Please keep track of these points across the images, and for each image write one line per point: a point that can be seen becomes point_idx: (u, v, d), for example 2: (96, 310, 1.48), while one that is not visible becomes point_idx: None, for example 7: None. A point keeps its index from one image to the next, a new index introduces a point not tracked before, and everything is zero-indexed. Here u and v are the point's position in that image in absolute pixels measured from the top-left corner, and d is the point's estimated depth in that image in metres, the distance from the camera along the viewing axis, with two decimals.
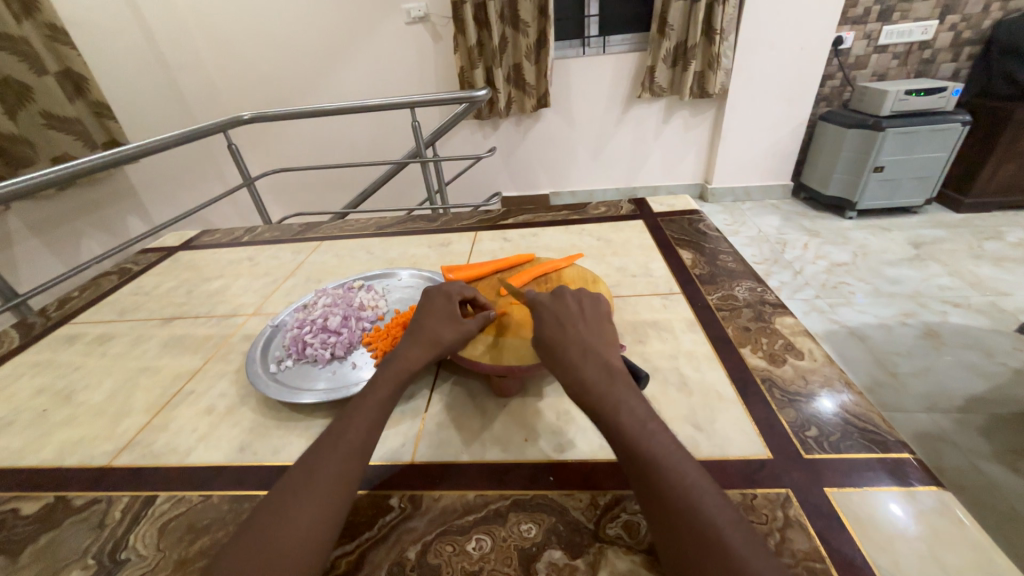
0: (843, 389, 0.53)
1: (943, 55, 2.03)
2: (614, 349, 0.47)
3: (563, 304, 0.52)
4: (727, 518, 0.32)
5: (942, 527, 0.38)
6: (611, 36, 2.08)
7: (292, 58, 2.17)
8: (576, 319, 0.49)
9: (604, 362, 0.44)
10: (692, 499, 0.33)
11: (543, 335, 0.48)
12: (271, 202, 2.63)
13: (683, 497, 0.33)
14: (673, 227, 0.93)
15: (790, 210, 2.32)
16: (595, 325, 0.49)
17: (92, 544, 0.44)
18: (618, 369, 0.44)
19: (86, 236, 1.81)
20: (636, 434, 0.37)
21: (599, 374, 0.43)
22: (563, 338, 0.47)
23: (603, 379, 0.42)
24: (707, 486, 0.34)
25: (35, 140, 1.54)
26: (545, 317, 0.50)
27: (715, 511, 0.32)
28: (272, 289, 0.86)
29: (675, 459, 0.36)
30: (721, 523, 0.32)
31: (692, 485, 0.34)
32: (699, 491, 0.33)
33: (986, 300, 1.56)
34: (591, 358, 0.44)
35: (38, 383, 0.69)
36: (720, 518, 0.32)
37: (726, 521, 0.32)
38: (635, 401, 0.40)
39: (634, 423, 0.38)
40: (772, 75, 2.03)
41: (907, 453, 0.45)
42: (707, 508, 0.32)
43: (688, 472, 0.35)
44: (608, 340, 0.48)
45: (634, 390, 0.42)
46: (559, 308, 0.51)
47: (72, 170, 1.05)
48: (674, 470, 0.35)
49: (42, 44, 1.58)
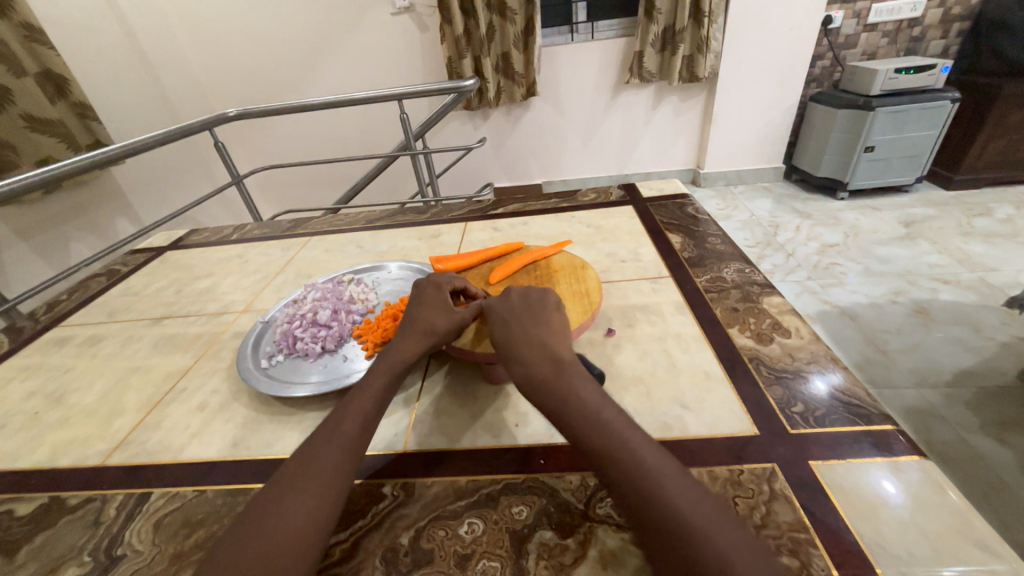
0: (829, 365, 0.54)
1: (932, 32, 2.02)
2: (564, 339, 0.47)
3: (506, 301, 0.52)
4: (694, 501, 0.32)
5: (923, 496, 0.39)
6: (600, 21, 2.05)
7: (276, 52, 2.13)
8: (521, 313, 0.50)
9: (555, 355, 0.44)
10: (659, 485, 0.33)
11: (494, 338, 0.49)
12: (261, 200, 2.60)
13: (648, 485, 0.33)
14: (662, 212, 0.93)
15: (782, 192, 2.32)
16: (542, 315, 0.49)
17: (88, 542, 0.44)
18: (567, 359, 0.44)
19: (75, 239, 1.80)
20: (593, 425, 0.37)
21: (546, 371, 0.43)
22: (511, 337, 0.47)
23: (553, 372, 0.42)
24: (673, 471, 0.34)
25: (15, 142, 1.51)
26: (494, 320, 0.50)
27: (681, 496, 0.32)
28: (263, 285, 0.86)
29: (639, 446, 0.36)
30: (685, 507, 0.32)
31: (655, 471, 0.34)
32: (665, 477, 0.33)
33: (975, 276, 1.57)
34: (541, 353, 0.44)
35: (29, 386, 0.69)
36: (687, 503, 0.32)
37: (693, 504, 0.32)
38: (590, 392, 0.40)
39: (591, 415, 0.38)
40: (762, 56, 2.02)
41: (891, 425, 0.46)
42: (674, 494, 0.32)
43: (649, 458, 0.35)
44: (557, 329, 0.48)
45: (588, 380, 0.42)
46: (504, 306, 0.51)
47: (56, 172, 1.03)
48: (638, 458, 0.35)
49: (20, 45, 1.54)
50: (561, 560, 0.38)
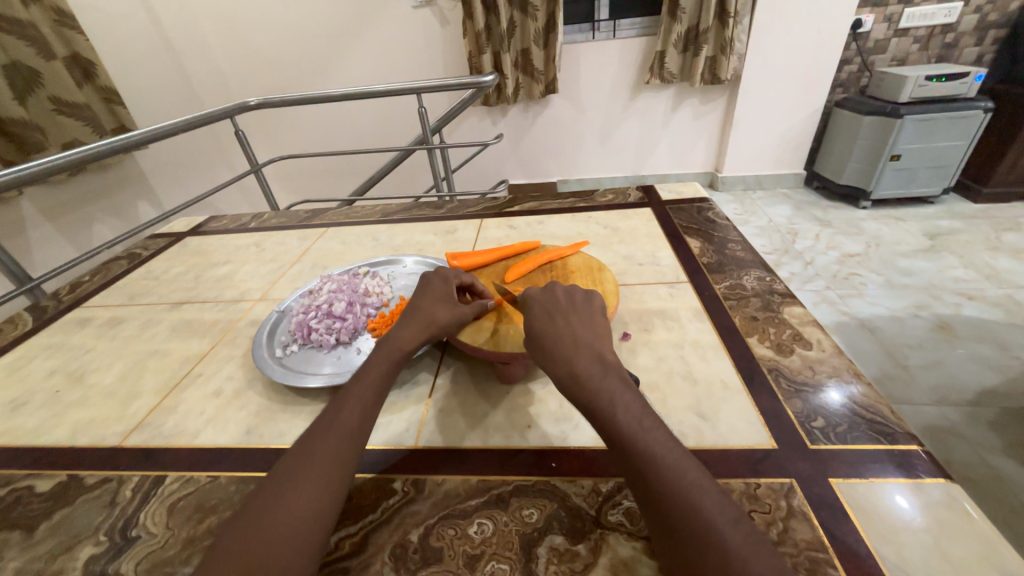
0: (852, 379, 0.52)
1: (966, 39, 1.95)
2: (606, 342, 0.46)
3: (552, 297, 0.51)
4: (727, 517, 0.31)
5: (948, 519, 0.38)
6: (622, 19, 2.02)
7: (297, 43, 2.14)
8: (567, 311, 0.49)
9: (598, 355, 0.44)
10: (693, 497, 0.32)
11: (533, 326, 0.48)
12: (278, 189, 2.63)
13: (683, 495, 0.33)
14: (681, 215, 0.92)
15: (802, 199, 2.27)
16: (586, 316, 0.49)
17: (104, 522, 0.45)
18: (612, 362, 0.43)
19: (97, 221, 1.84)
20: (632, 430, 0.37)
21: (592, 368, 0.42)
22: (553, 330, 0.46)
23: (595, 372, 0.42)
24: (708, 484, 0.33)
25: (44, 125, 1.56)
26: (535, 309, 0.49)
27: (716, 510, 0.32)
28: (279, 275, 0.86)
29: (676, 456, 0.35)
30: (721, 522, 0.31)
31: (691, 482, 0.33)
32: (699, 489, 0.33)
33: (1002, 293, 1.52)
34: (584, 352, 0.44)
35: (51, 365, 0.70)
36: (721, 517, 0.31)
37: (728, 522, 0.31)
38: (629, 396, 0.40)
39: (628, 420, 0.37)
40: (788, 59, 1.97)
41: (915, 445, 0.44)
42: (709, 507, 0.32)
43: (685, 468, 0.34)
44: (601, 332, 0.47)
45: (627, 383, 0.41)
46: (548, 300, 0.50)
47: (83, 155, 1.04)
48: (673, 467, 0.34)
49: (50, 29, 1.58)
50: (571, 566, 0.37)
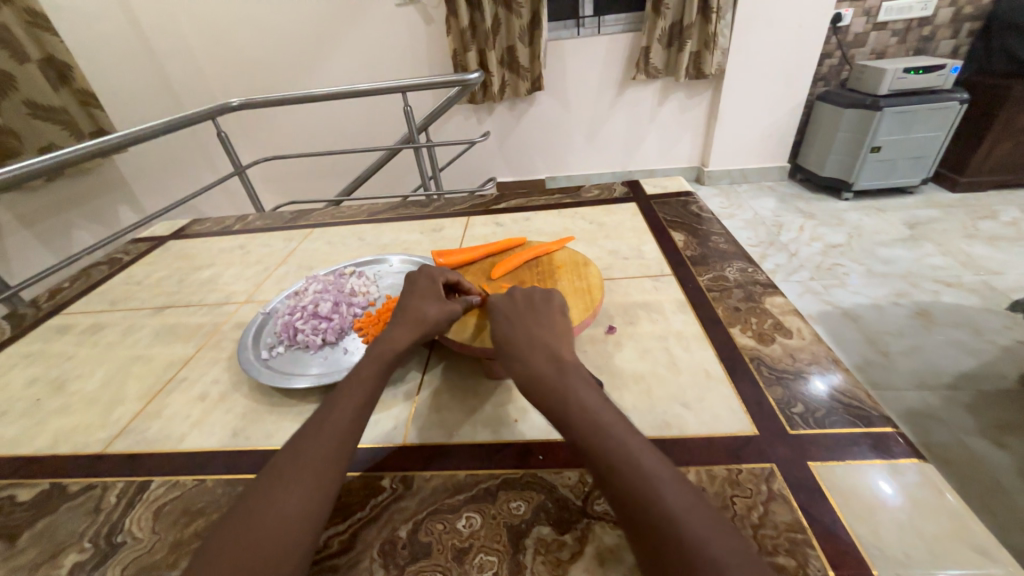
0: (831, 366, 0.54)
1: (942, 31, 2.00)
2: (565, 342, 0.47)
3: (512, 301, 0.51)
4: (687, 507, 0.32)
5: (922, 498, 0.39)
6: (607, 16, 2.03)
7: (279, 42, 2.11)
8: (525, 314, 0.50)
9: (554, 357, 0.44)
10: (652, 490, 0.33)
11: (494, 334, 0.49)
12: (263, 190, 2.60)
13: (642, 487, 0.33)
14: (666, 209, 0.93)
15: (786, 192, 2.31)
16: (546, 316, 0.49)
17: (89, 528, 0.45)
18: (568, 360, 0.44)
19: (77, 227, 1.80)
20: (590, 428, 0.37)
21: (548, 371, 0.43)
22: (513, 335, 0.47)
23: (553, 374, 0.42)
24: (668, 475, 0.34)
25: (20, 130, 1.51)
26: (496, 316, 0.50)
27: (676, 501, 0.32)
28: (265, 277, 0.86)
29: (636, 449, 0.35)
30: (679, 513, 0.31)
31: (649, 474, 0.34)
32: (659, 481, 0.33)
33: (979, 279, 1.56)
34: (542, 355, 0.44)
35: (31, 373, 0.69)
36: (680, 508, 0.32)
37: (686, 512, 0.31)
38: (586, 394, 0.40)
39: (585, 419, 0.38)
40: (770, 54, 2.00)
41: (891, 428, 0.46)
42: (668, 499, 0.32)
43: (644, 461, 0.34)
44: (560, 332, 0.48)
45: (585, 382, 0.42)
46: (507, 304, 0.51)
47: (60, 159, 1.02)
48: (633, 460, 0.34)
49: (23, 30, 1.54)
50: (558, 555, 0.38)
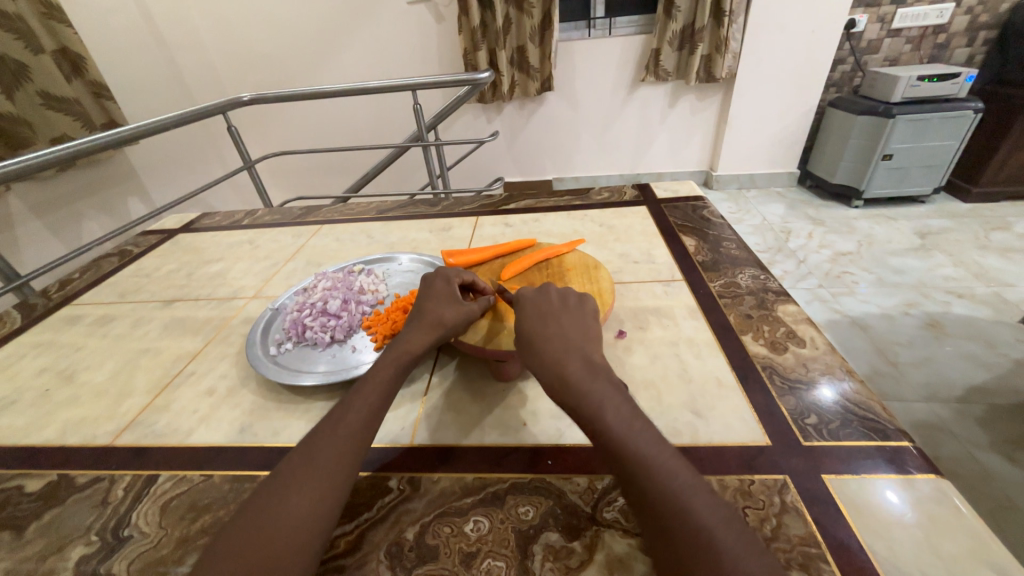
0: (844, 377, 0.53)
1: (957, 39, 1.97)
2: (595, 345, 0.46)
3: (546, 297, 0.51)
4: (718, 518, 0.31)
5: (939, 515, 0.38)
6: (618, 17, 2.03)
7: (291, 38, 2.12)
8: (558, 313, 0.49)
9: (586, 358, 0.44)
10: (684, 498, 0.32)
11: (524, 328, 0.48)
12: (272, 185, 2.61)
13: (674, 495, 0.33)
14: (676, 213, 0.92)
15: (796, 198, 2.29)
16: (578, 319, 0.49)
17: (96, 521, 0.45)
18: (600, 365, 0.43)
19: (87, 218, 1.82)
20: (621, 432, 0.37)
21: (580, 371, 0.42)
22: (544, 332, 0.47)
23: (585, 375, 0.42)
24: (698, 484, 0.34)
25: (32, 119, 1.52)
26: (528, 310, 0.50)
27: (707, 511, 0.32)
28: (273, 272, 0.86)
29: (669, 457, 0.35)
30: (712, 524, 0.31)
31: (682, 483, 0.33)
32: (691, 490, 0.33)
33: (991, 291, 1.55)
34: (574, 355, 0.44)
35: (40, 363, 0.69)
36: (711, 519, 0.31)
37: (719, 523, 0.31)
38: (618, 398, 0.40)
39: (615, 422, 0.37)
40: (782, 59, 1.98)
41: (906, 442, 0.45)
42: (700, 508, 0.32)
43: (676, 470, 0.34)
44: (590, 335, 0.47)
45: (615, 385, 0.41)
46: (542, 300, 0.51)
47: (73, 150, 1.03)
48: (662, 468, 0.34)
49: (38, 21, 1.55)
50: (567, 563, 0.37)
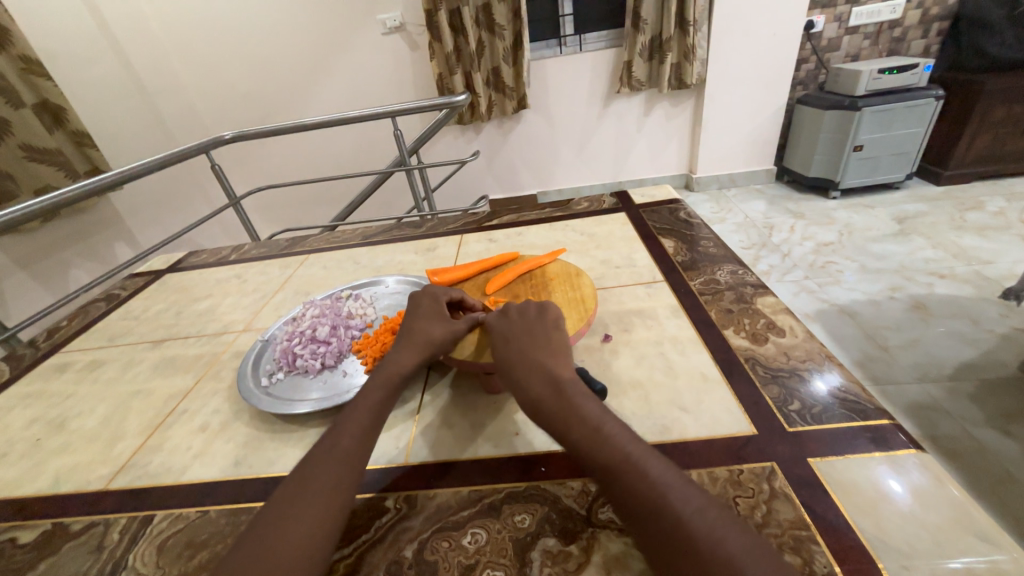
0: (825, 363, 0.54)
1: (913, 32, 2.06)
2: (560, 358, 0.47)
3: (507, 319, 0.52)
4: (695, 506, 0.32)
5: (923, 488, 0.39)
6: (587, 34, 2.10)
7: (271, 75, 2.16)
8: (521, 331, 0.50)
9: (550, 372, 0.45)
10: (658, 494, 0.33)
11: (493, 356, 0.49)
12: (258, 220, 2.62)
13: (648, 492, 0.33)
14: (655, 217, 0.94)
15: (775, 194, 2.34)
16: (539, 333, 0.50)
17: (92, 567, 0.44)
18: (565, 377, 0.44)
19: (74, 266, 1.82)
20: (590, 442, 0.38)
21: (546, 389, 0.43)
22: (508, 359, 0.48)
23: (551, 392, 0.43)
24: (674, 477, 0.34)
25: (16, 173, 1.54)
26: (493, 337, 0.51)
27: (684, 503, 0.32)
28: (262, 304, 0.86)
29: (639, 455, 0.36)
30: (689, 514, 0.32)
31: (656, 479, 0.34)
32: (665, 485, 0.34)
33: (971, 269, 1.58)
34: (537, 375, 0.45)
35: (30, 413, 0.69)
36: (689, 509, 0.32)
37: (699, 513, 0.32)
38: (586, 408, 0.41)
39: (586, 431, 0.39)
40: (748, 61, 2.06)
41: (888, 420, 0.46)
42: (674, 501, 0.33)
43: (648, 467, 0.35)
44: (555, 347, 0.48)
45: (583, 395, 0.42)
46: (502, 325, 0.52)
47: (56, 199, 1.03)
48: (639, 467, 0.35)
49: (18, 77, 1.57)
50: (564, 566, 0.38)
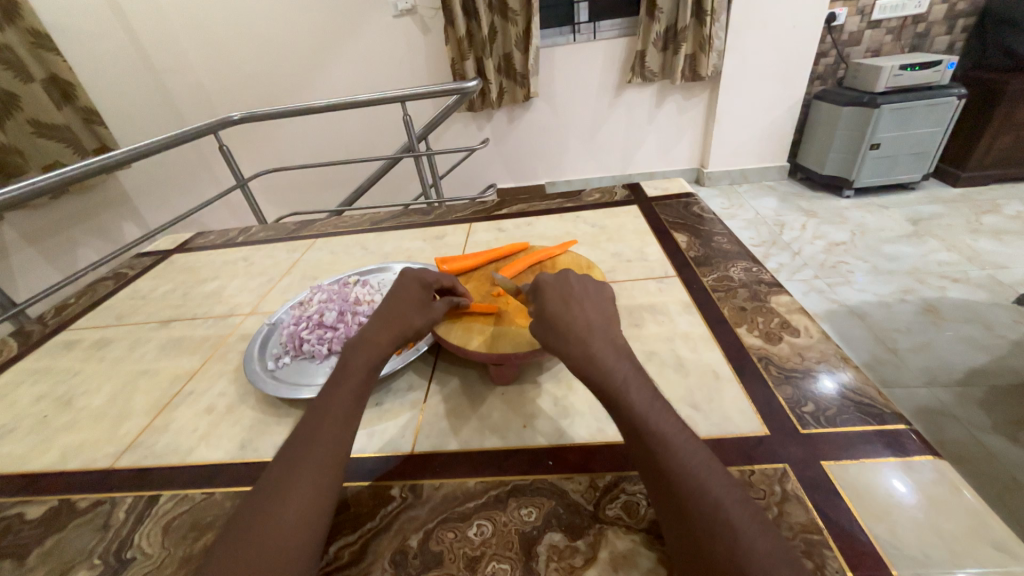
0: (840, 365, 0.53)
1: (937, 28, 2.00)
2: (618, 328, 0.45)
3: (566, 280, 0.49)
4: (734, 496, 0.32)
5: (939, 496, 0.38)
6: (602, 21, 2.04)
7: (280, 56, 2.14)
8: (582, 296, 0.48)
9: (610, 339, 0.43)
10: (701, 477, 0.33)
11: (548, 304, 0.46)
12: (265, 203, 2.62)
13: (693, 474, 0.33)
14: (668, 211, 0.93)
15: (787, 191, 2.30)
16: (598, 302, 0.48)
17: (98, 545, 0.45)
18: (623, 347, 0.43)
19: (82, 244, 1.83)
20: (642, 411, 0.37)
21: (607, 352, 0.41)
22: (568, 313, 0.45)
23: (611, 355, 0.41)
24: (715, 465, 0.34)
25: (23, 148, 1.53)
26: (548, 290, 0.48)
27: (723, 490, 0.32)
28: (269, 287, 0.86)
29: (688, 438, 0.36)
30: (726, 501, 0.32)
31: (701, 464, 0.34)
32: (707, 471, 0.34)
33: (985, 274, 1.55)
34: (599, 337, 0.43)
35: (38, 389, 0.69)
36: (728, 498, 0.32)
37: (733, 501, 0.32)
38: (640, 379, 0.40)
39: (643, 401, 0.38)
40: (766, 53, 2.01)
41: (904, 425, 0.45)
42: (716, 487, 0.33)
43: (694, 450, 0.35)
44: (611, 318, 0.47)
45: (638, 367, 0.41)
46: (563, 279, 0.49)
47: (65, 176, 1.03)
48: (686, 448, 0.35)
49: (26, 51, 1.56)
50: (571, 562, 0.37)
